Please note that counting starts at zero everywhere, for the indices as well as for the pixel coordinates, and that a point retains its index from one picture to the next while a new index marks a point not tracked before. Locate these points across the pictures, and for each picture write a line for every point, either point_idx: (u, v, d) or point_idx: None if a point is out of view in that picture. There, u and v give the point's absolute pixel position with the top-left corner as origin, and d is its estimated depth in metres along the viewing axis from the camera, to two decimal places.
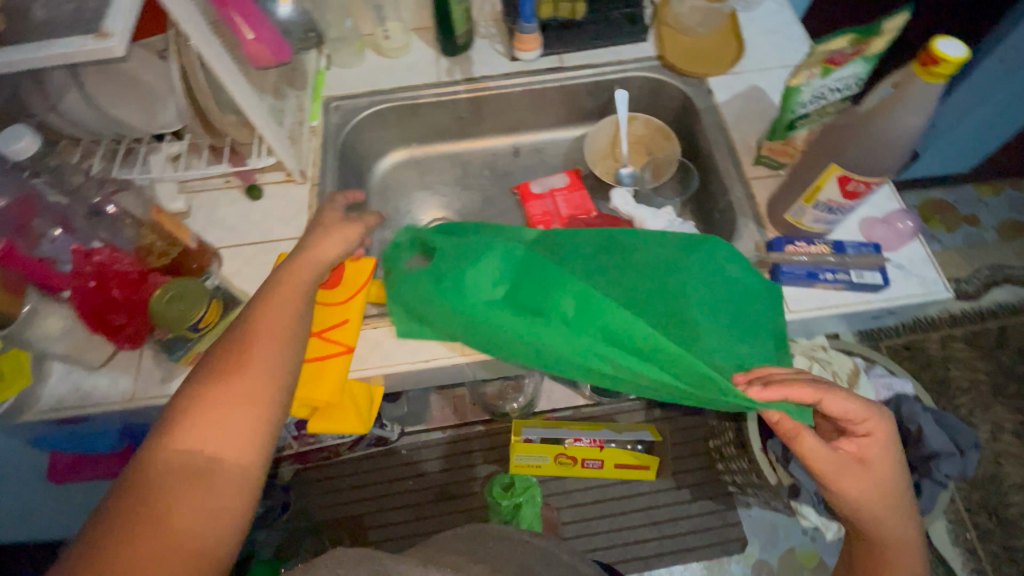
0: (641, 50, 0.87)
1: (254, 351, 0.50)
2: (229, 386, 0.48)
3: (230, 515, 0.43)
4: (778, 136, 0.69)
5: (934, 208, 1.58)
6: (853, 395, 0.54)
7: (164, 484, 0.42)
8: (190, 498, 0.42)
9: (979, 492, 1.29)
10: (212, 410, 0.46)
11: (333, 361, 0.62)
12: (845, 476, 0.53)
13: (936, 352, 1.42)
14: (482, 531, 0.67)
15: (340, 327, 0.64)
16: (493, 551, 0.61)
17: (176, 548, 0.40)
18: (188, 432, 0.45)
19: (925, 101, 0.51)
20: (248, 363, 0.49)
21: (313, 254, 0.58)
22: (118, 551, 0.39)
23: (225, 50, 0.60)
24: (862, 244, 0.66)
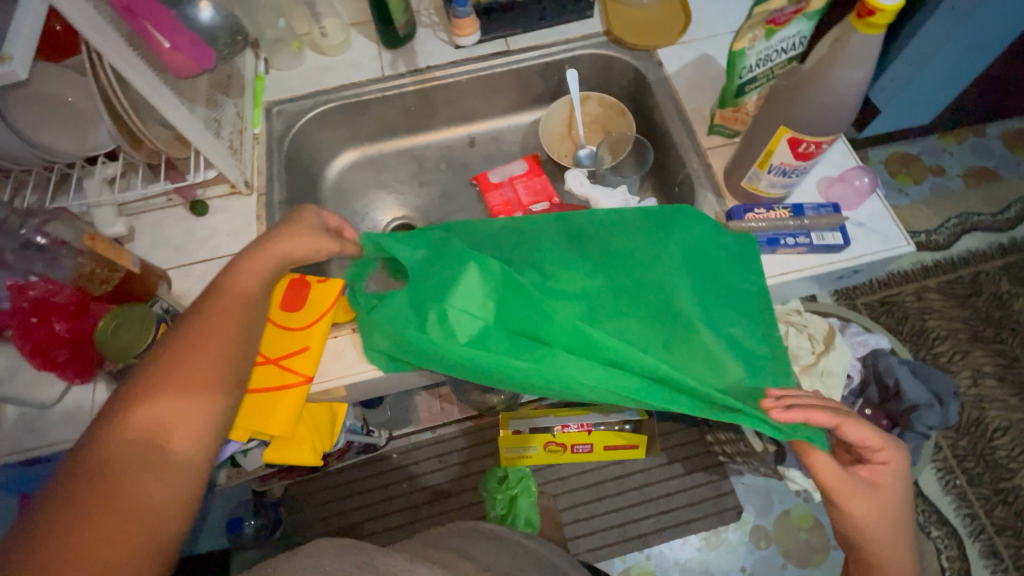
0: (587, 27, 0.85)
1: (209, 342, 0.50)
2: (183, 376, 0.48)
3: (178, 504, 0.44)
4: (728, 104, 0.68)
5: (899, 162, 1.59)
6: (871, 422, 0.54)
7: (110, 471, 0.42)
8: (139, 485, 0.42)
9: (965, 437, 1.31)
10: (167, 399, 0.46)
11: (289, 390, 0.59)
12: (855, 495, 0.53)
13: (913, 304, 1.43)
14: (468, 528, 0.67)
15: (300, 355, 0.60)
16: (482, 548, 0.60)
17: (123, 533, 0.40)
18: (135, 421, 0.45)
19: (867, 54, 0.50)
20: (198, 356, 0.49)
21: (280, 245, 0.58)
22: (60, 534, 0.38)
23: (144, 63, 0.57)
24: (822, 205, 0.65)
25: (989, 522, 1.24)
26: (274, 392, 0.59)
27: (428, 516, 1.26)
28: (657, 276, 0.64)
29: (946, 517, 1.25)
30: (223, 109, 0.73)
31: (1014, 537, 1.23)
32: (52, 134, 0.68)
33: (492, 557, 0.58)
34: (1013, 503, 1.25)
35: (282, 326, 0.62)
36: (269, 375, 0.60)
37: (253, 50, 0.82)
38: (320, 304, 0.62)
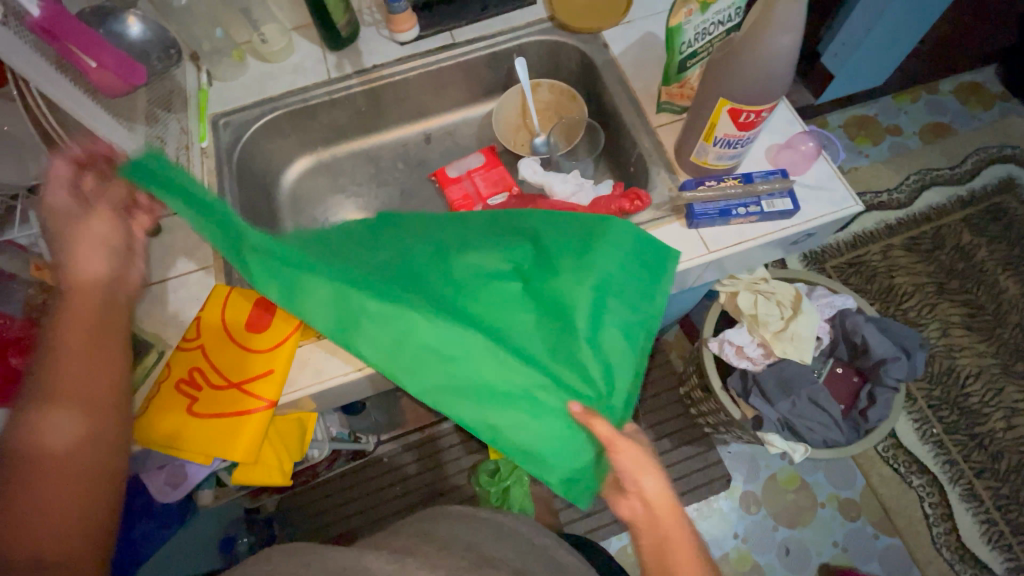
0: (532, 14, 0.84)
1: (71, 402, 0.46)
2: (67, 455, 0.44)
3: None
4: (672, 81, 0.68)
5: (856, 124, 1.63)
6: None
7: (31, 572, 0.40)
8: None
9: (939, 387, 1.35)
10: (58, 485, 0.43)
11: (250, 417, 0.59)
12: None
13: (880, 263, 1.47)
14: (440, 510, 0.67)
15: (263, 379, 0.60)
16: (446, 530, 0.62)
17: None
18: (32, 521, 0.41)
19: (793, 20, 0.51)
20: (72, 420, 0.45)
21: (86, 247, 0.53)
22: None
23: (70, 84, 0.55)
24: (769, 172, 0.66)
25: (968, 467, 1.29)
26: (236, 417, 0.59)
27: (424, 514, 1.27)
28: (574, 299, 0.59)
29: (926, 466, 1.29)
30: (166, 126, 0.71)
31: (992, 478, 1.27)
32: None
33: (454, 540, 0.60)
34: (989, 445, 1.30)
35: (245, 348, 0.61)
36: (232, 400, 0.59)
37: (193, 63, 0.80)
38: (284, 326, 0.61)
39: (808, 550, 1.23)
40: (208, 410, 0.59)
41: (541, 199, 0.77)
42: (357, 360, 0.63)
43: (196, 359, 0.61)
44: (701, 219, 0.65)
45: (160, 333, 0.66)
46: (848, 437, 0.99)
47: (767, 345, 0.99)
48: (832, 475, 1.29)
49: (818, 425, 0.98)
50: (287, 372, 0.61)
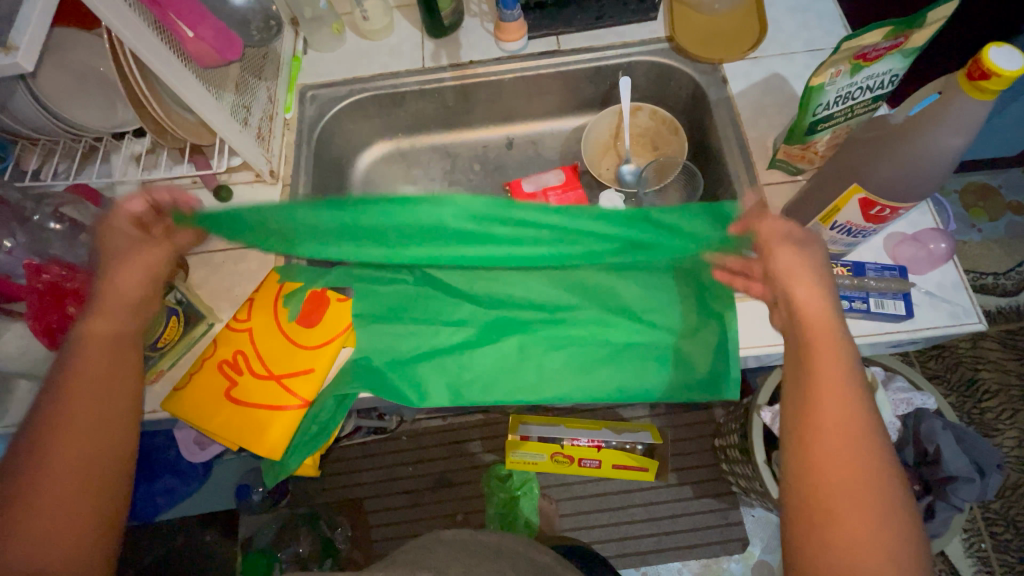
0: (649, 31, 0.77)
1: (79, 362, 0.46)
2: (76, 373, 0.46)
3: (84, 478, 0.43)
4: (796, 141, 0.60)
5: (975, 193, 1.42)
6: (813, 277, 0.47)
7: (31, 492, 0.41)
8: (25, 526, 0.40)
9: (1000, 501, 1.20)
10: (62, 409, 0.44)
11: (280, 415, 0.60)
12: (789, 270, 0.48)
13: (966, 352, 1.31)
14: (437, 539, 0.65)
15: (302, 377, 0.61)
16: (450, 551, 0.60)
17: (54, 513, 0.41)
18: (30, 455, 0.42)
19: (971, 122, 0.42)
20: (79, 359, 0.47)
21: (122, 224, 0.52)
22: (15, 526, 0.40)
23: (167, 48, 0.54)
24: (886, 267, 0.59)
25: None
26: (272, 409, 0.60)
27: (431, 501, 1.22)
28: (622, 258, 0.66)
29: None
30: (254, 94, 0.71)
31: None
32: (80, 104, 0.66)
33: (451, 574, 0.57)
34: None
35: (290, 340, 0.62)
36: (270, 391, 0.61)
37: (292, 28, 0.79)
38: (333, 325, 0.63)
39: None
40: (244, 398, 0.60)
41: None
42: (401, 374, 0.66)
43: (242, 343, 0.62)
44: None
45: (215, 305, 0.67)
46: None
47: None
48: None
49: None
50: (326, 374, 0.63)
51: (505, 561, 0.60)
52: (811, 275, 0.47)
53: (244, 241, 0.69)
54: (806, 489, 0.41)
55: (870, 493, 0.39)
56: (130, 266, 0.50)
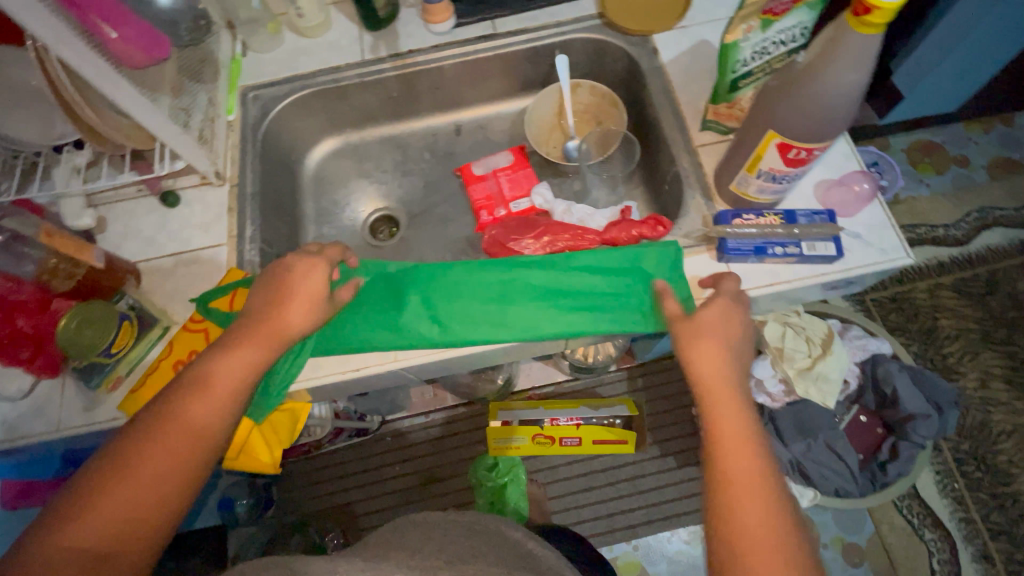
0: (580, 9, 0.79)
1: (193, 404, 0.47)
2: (186, 413, 0.46)
3: (149, 500, 0.43)
4: (721, 99, 0.63)
5: (921, 150, 1.44)
6: (717, 347, 0.51)
7: (96, 495, 0.42)
8: (82, 525, 0.40)
9: (967, 441, 1.18)
10: (163, 441, 0.45)
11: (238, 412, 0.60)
12: (697, 338, 0.52)
13: (924, 302, 1.29)
14: (409, 519, 0.63)
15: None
16: (423, 533, 0.58)
17: (105, 527, 0.41)
18: (125, 468, 0.43)
19: (864, 57, 0.45)
20: (200, 397, 0.48)
21: (303, 288, 0.54)
22: (77, 519, 0.41)
23: (97, 53, 0.55)
24: (816, 212, 0.61)
25: (984, 527, 1.13)
26: None
27: (420, 498, 1.22)
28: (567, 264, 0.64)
29: (940, 520, 1.14)
30: (193, 97, 0.71)
31: (1009, 543, 1.11)
32: (17, 120, 0.66)
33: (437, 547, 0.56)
34: (1015, 510, 1.13)
35: None
36: None
37: (229, 32, 0.79)
38: None
39: None
40: None
41: (549, 221, 0.76)
42: (356, 361, 0.62)
43: (197, 343, 0.63)
44: (733, 254, 0.60)
45: (169, 308, 0.66)
46: (861, 489, 0.93)
47: (789, 383, 0.91)
48: (841, 516, 1.16)
49: (832, 474, 0.93)
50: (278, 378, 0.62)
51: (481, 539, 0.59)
52: (720, 345, 0.51)
53: (194, 243, 0.69)
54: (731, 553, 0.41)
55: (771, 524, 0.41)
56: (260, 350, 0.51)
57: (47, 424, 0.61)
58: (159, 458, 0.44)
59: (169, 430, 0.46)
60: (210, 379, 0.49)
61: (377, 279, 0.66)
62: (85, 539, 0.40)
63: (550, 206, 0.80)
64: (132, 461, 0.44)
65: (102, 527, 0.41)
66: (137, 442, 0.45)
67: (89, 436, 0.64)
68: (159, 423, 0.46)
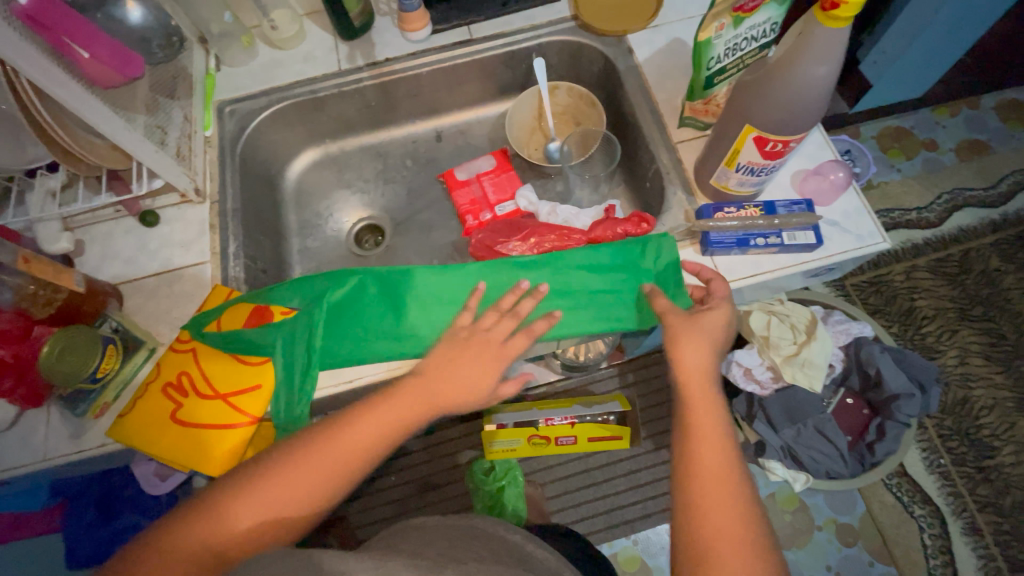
0: (554, 12, 0.80)
1: (323, 451, 0.50)
2: (315, 459, 0.50)
3: (259, 525, 0.47)
4: (698, 96, 0.64)
5: (891, 136, 1.48)
6: (702, 349, 0.53)
7: (222, 509, 0.47)
8: (206, 531, 0.46)
9: (950, 417, 1.22)
10: (288, 475, 0.49)
11: (232, 431, 0.59)
12: (686, 338, 0.54)
13: (902, 284, 1.32)
14: (415, 525, 0.63)
15: (250, 395, 0.60)
16: (431, 538, 0.58)
17: (223, 538, 0.46)
18: (250, 490, 0.48)
19: (833, 50, 0.46)
20: (335, 446, 0.51)
21: (476, 358, 0.56)
22: (204, 524, 0.47)
23: (68, 74, 0.54)
24: (794, 202, 0.62)
25: (971, 500, 1.16)
26: (218, 437, 0.59)
27: (418, 507, 1.21)
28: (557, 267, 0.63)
29: (929, 496, 1.17)
30: (168, 115, 0.70)
31: (996, 514, 1.14)
32: None
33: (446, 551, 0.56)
34: (999, 482, 1.16)
35: (234, 359, 0.61)
36: (216, 410, 0.60)
37: (202, 46, 0.78)
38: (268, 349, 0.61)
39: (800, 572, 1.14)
40: (190, 419, 0.59)
41: (535, 223, 0.76)
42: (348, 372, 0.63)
43: (186, 364, 0.61)
44: (717, 247, 0.61)
45: (153, 329, 0.65)
46: (851, 470, 0.95)
47: (777, 370, 0.93)
48: (833, 498, 1.18)
49: (821, 456, 0.95)
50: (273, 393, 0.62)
51: (470, 540, 0.59)
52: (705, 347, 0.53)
53: (176, 261, 0.68)
54: (695, 543, 0.45)
55: (733, 519, 0.45)
56: (402, 413, 0.53)
57: (33, 454, 0.60)
58: (281, 491, 0.48)
59: (298, 469, 0.49)
60: (347, 432, 0.52)
61: (371, 283, 0.62)
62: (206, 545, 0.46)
63: (534, 208, 0.81)
64: (260, 485, 0.49)
65: (219, 537, 0.46)
66: (269, 469, 0.49)
67: (78, 464, 0.63)
68: (291, 459, 0.50)
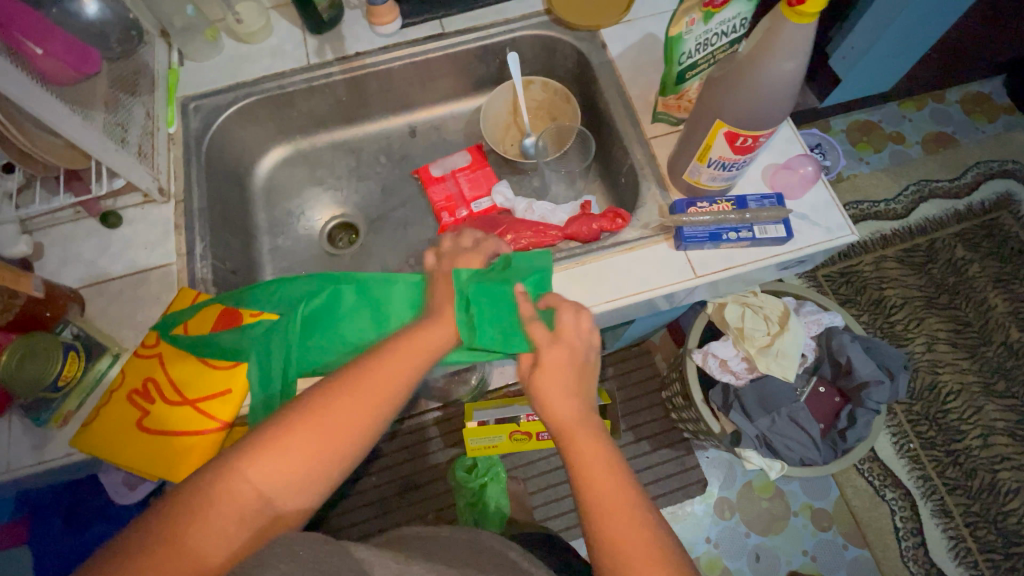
0: (527, 6, 0.79)
1: (371, 376, 0.50)
2: (369, 382, 0.49)
3: (319, 455, 0.46)
4: (670, 91, 0.65)
5: (860, 130, 1.51)
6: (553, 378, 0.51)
7: (277, 439, 0.46)
8: (266, 461, 0.45)
9: (919, 402, 1.26)
10: (341, 401, 0.48)
11: (201, 438, 0.58)
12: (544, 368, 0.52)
13: (871, 274, 1.36)
14: (400, 533, 0.61)
15: (220, 400, 0.59)
16: (412, 544, 0.56)
17: (287, 469, 0.45)
18: (305, 419, 0.47)
19: (800, 45, 0.47)
20: (386, 368, 0.50)
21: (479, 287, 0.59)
22: (261, 458, 0.45)
23: (19, 70, 0.51)
24: (765, 196, 0.63)
25: (940, 482, 1.20)
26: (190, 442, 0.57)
27: (400, 506, 1.21)
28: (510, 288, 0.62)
29: (900, 480, 1.21)
30: (129, 111, 0.67)
31: (964, 495, 1.19)
32: None
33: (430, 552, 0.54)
34: (966, 464, 1.20)
35: (203, 363, 0.60)
36: (185, 417, 0.58)
37: (164, 41, 0.76)
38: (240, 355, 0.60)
39: (777, 557, 1.17)
40: (160, 426, 0.57)
41: (511, 220, 0.76)
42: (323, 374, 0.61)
43: (152, 369, 0.59)
44: (690, 242, 0.62)
45: (118, 334, 0.63)
46: (824, 457, 0.96)
47: (751, 361, 0.95)
48: (808, 484, 1.22)
49: (797, 444, 0.96)
50: (245, 397, 0.60)
51: (472, 554, 0.56)
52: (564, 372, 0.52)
53: (140, 263, 0.66)
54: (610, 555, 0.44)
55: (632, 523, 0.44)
56: (432, 333, 0.55)
57: None
58: (337, 415, 0.47)
59: (355, 392, 0.48)
60: (394, 356, 0.51)
61: (350, 291, 0.63)
62: (275, 475, 0.45)
63: (511, 205, 0.80)
64: (318, 411, 0.47)
65: (281, 468, 0.45)
66: (323, 397, 0.48)
67: (43, 476, 0.60)
68: (344, 385, 0.49)
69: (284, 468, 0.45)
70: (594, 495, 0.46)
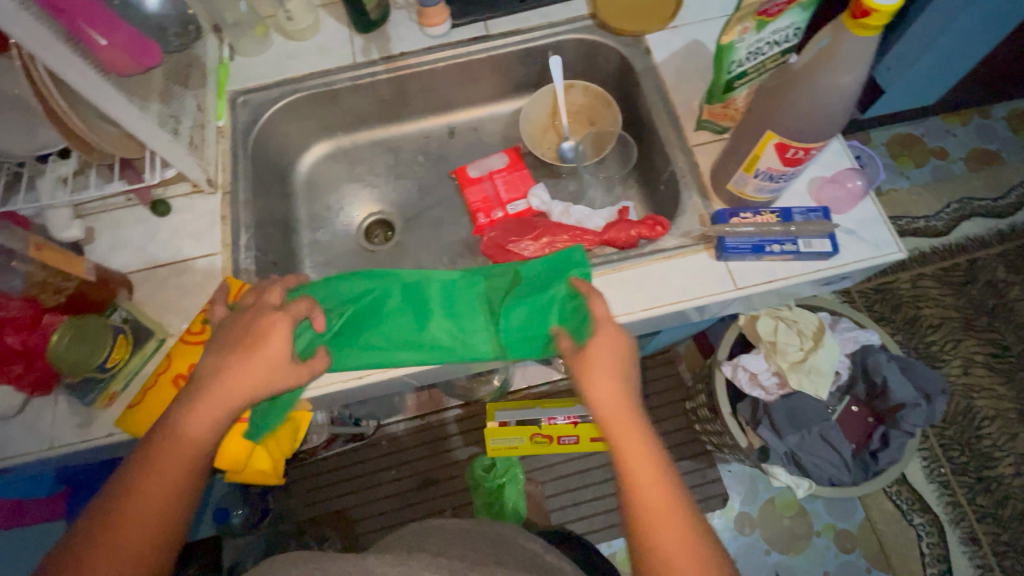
0: (572, 9, 0.79)
1: (197, 413, 0.49)
2: (201, 418, 0.49)
3: (173, 492, 0.47)
4: (717, 99, 0.64)
5: (901, 144, 1.47)
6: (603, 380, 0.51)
7: (138, 482, 0.46)
8: (134, 502, 0.45)
9: (953, 427, 1.21)
10: (179, 444, 0.48)
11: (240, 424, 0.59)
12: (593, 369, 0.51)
13: (908, 292, 1.32)
14: (427, 527, 0.61)
15: None
16: (440, 539, 0.57)
17: (149, 507, 0.45)
18: (162, 459, 0.47)
19: (861, 57, 0.46)
20: (209, 404, 0.49)
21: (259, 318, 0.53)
22: (124, 501, 0.45)
23: (85, 62, 0.53)
24: (811, 209, 0.62)
25: (972, 510, 1.16)
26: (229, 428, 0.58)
27: (417, 501, 1.21)
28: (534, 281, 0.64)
29: (929, 506, 1.17)
30: (182, 103, 0.69)
31: (994, 524, 1.14)
32: None
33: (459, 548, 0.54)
34: (999, 492, 1.16)
35: None
36: None
37: (216, 36, 0.78)
38: None
39: None
40: None
41: (546, 223, 0.76)
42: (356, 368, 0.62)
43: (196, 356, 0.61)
44: (731, 252, 0.61)
45: (162, 320, 0.65)
46: (854, 478, 0.95)
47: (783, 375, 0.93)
48: (832, 504, 1.19)
49: (825, 463, 0.94)
50: None
51: (500, 550, 0.56)
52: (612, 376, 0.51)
53: (185, 252, 0.68)
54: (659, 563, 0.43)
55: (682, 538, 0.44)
56: (224, 368, 0.50)
57: (40, 441, 0.59)
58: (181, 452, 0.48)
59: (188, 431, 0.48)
60: (208, 392, 0.49)
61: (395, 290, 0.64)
62: (137, 517, 0.45)
63: (547, 208, 0.80)
64: (158, 455, 0.47)
65: (146, 509, 0.45)
66: (164, 438, 0.48)
67: (85, 453, 0.62)
68: (175, 425, 0.48)
69: (147, 514, 0.45)
70: (641, 501, 0.46)
